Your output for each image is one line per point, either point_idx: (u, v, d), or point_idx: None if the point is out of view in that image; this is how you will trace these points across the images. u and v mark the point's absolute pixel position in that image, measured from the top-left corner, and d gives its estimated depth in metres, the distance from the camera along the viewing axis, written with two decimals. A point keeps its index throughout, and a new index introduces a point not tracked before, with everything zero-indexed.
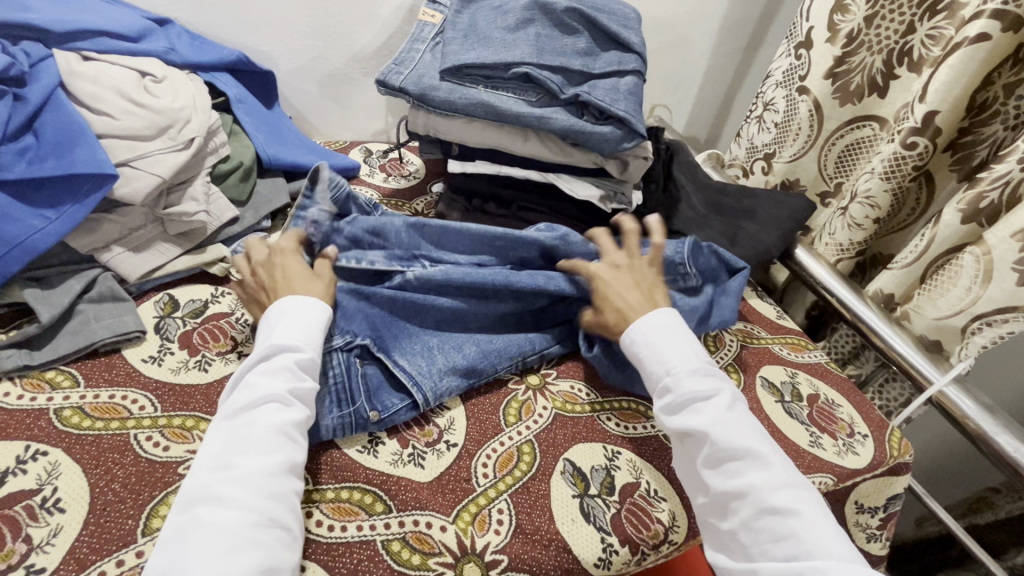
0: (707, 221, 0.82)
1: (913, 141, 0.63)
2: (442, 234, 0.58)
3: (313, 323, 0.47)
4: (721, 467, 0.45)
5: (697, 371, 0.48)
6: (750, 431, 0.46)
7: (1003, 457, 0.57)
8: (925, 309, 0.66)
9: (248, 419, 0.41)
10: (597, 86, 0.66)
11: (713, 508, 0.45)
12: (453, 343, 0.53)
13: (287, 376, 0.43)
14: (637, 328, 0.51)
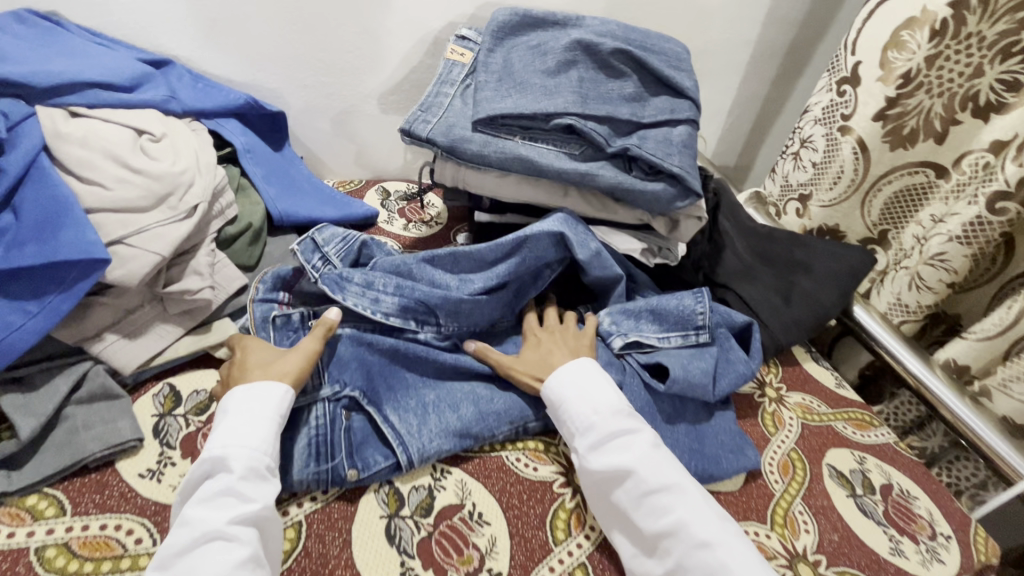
0: (755, 273, 0.75)
1: (1001, 206, 0.57)
2: (453, 260, 0.57)
3: (258, 415, 0.43)
4: (647, 506, 0.44)
5: (614, 413, 0.48)
6: (667, 469, 0.46)
7: None
8: (1014, 389, 0.59)
9: (187, 566, 0.36)
10: (649, 137, 0.59)
11: (651, 554, 0.43)
12: (449, 404, 0.50)
13: (227, 497, 0.39)
14: (557, 377, 0.51)
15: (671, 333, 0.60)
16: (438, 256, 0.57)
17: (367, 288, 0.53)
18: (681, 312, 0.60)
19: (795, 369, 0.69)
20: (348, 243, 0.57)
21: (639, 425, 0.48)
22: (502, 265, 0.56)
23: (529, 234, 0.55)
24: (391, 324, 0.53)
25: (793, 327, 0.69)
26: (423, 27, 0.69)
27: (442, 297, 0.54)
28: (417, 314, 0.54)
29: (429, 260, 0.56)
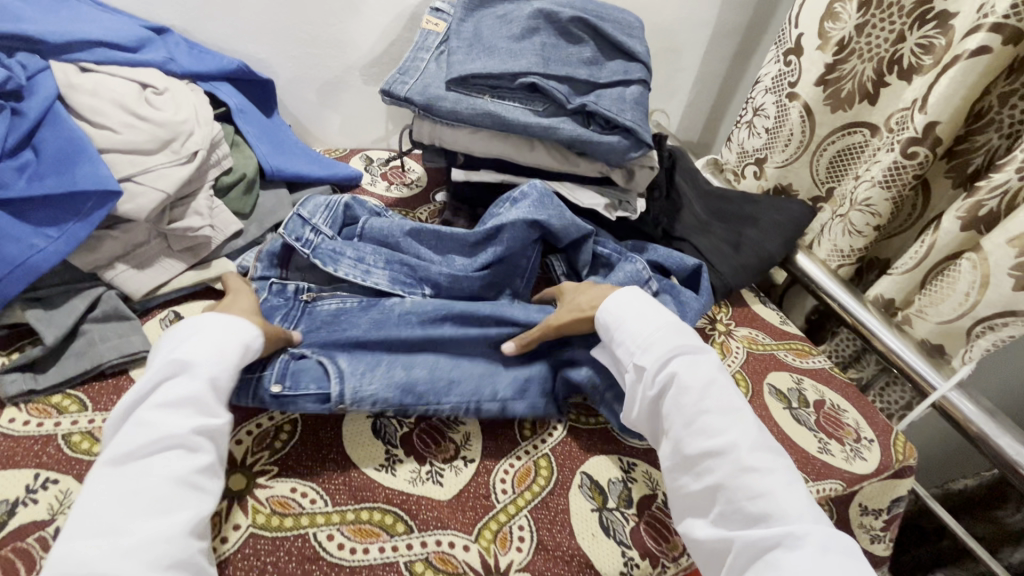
0: (709, 227, 0.82)
1: (913, 150, 0.64)
2: (436, 239, 0.64)
3: (228, 339, 0.45)
4: (699, 424, 0.46)
5: (672, 339, 0.51)
6: (723, 398, 0.47)
7: (1005, 459, 0.59)
8: (929, 313, 0.65)
9: (142, 467, 0.38)
10: (605, 95, 0.66)
11: (688, 469, 0.45)
12: (405, 362, 0.51)
13: (189, 410, 0.41)
14: (616, 301, 0.53)
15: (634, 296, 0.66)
16: (422, 233, 0.64)
17: (357, 260, 0.60)
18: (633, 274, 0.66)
19: (744, 310, 0.77)
20: (333, 210, 0.65)
21: (697, 352, 0.50)
22: (484, 254, 0.62)
23: (503, 225, 0.61)
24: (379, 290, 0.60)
25: (741, 270, 0.76)
26: (401, 2, 0.75)
27: (425, 269, 0.61)
28: (406, 284, 0.61)
29: (414, 235, 0.64)
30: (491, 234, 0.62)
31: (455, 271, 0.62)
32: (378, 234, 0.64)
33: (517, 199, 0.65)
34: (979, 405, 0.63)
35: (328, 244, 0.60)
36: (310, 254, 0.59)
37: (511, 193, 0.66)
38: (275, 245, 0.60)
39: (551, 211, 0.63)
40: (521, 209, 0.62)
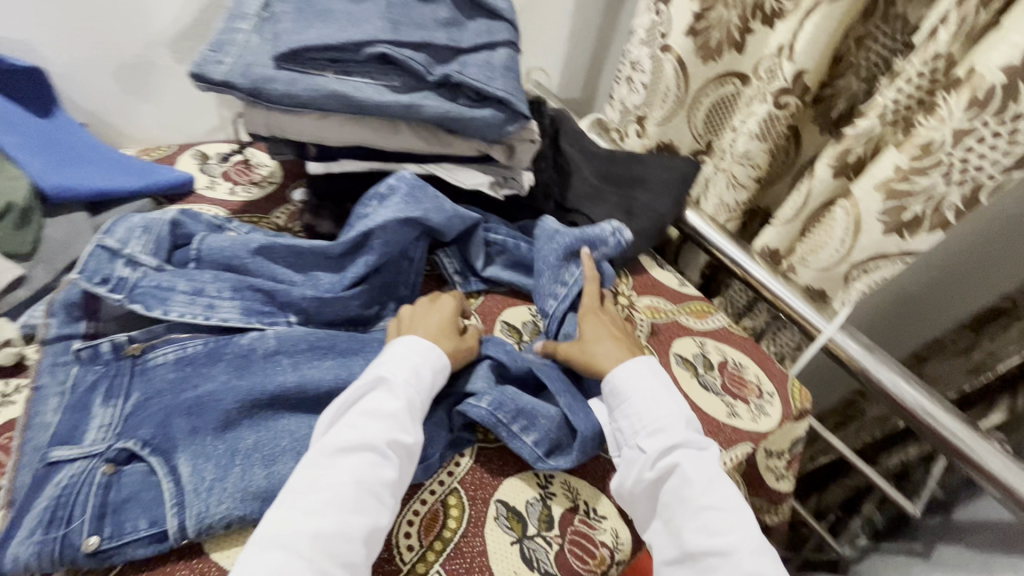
0: (600, 193, 0.78)
1: (784, 100, 0.63)
2: (294, 257, 0.53)
3: (418, 363, 0.46)
4: (701, 518, 0.43)
5: (677, 428, 0.47)
6: (729, 496, 0.44)
7: (885, 393, 0.64)
8: (809, 260, 0.67)
9: (342, 461, 0.41)
10: (470, 62, 0.58)
11: (683, 564, 0.43)
12: (265, 457, 0.42)
13: (387, 422, 0.42)
14: (626, 372, 0.50)
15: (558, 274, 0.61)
16: (276, 249, 0.53)
17: (193, 295, 0.49)
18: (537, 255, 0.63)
19: (644, 277, 0.75)
20: (154, 234, 0.52)
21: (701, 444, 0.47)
22: (356, 264, 0.53)
23: (371, 229, 0.53)
24: (230, 326, 0.49)
25: (636, 237, 0.74)
26: None
27: (284, 293, 0.50)
28: (263, 313, 0.51)
29: (265, 254, 0.53)
30: (361, 240, 0.53)
31: (320, 292, 0.52)
32: (220, 255, 0.52)
33: (382, 194, 0.56)
34: (860, 342, 0.67)
35: (152, 279, 0.49)
36: (124, 300, 0.47)
37: (376, 187, 0.56)
38: (72, 293, 0.47)
39: (429, 205, 0.56)
40: (394, 208, 0.54)
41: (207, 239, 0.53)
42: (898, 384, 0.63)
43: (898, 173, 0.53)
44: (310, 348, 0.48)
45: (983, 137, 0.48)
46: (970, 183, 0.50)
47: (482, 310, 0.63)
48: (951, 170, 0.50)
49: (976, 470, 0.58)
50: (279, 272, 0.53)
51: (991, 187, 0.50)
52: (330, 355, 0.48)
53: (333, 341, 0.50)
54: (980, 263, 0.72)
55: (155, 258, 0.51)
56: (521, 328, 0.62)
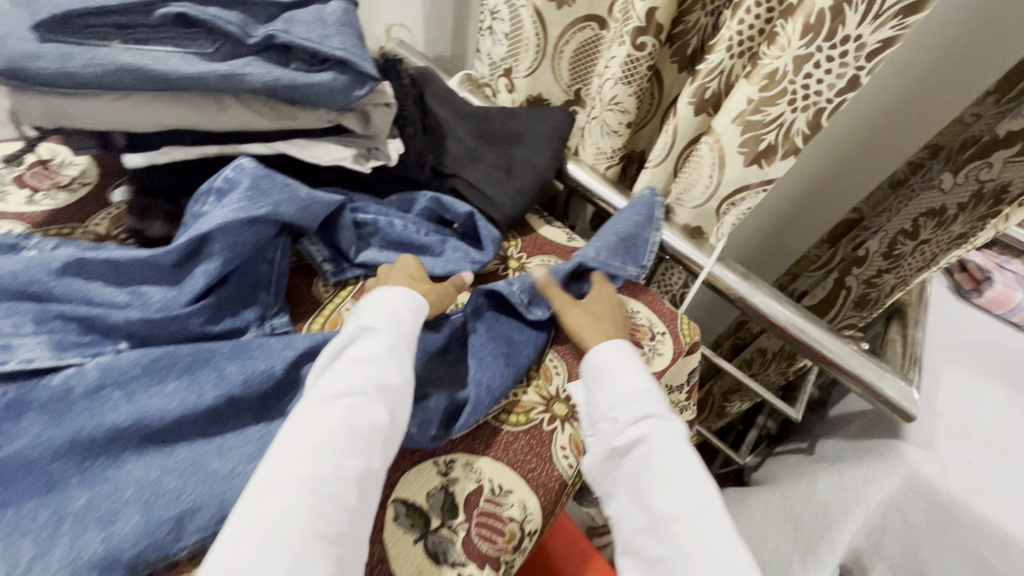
0: (478, 154, 0.74)
1: (641, 41, 0.62)
2: (115, 271, 0.45)
3: (398, 311, 0.48)
4: (663, 485, 0.45)
5: (649, 399, 0.50)
6: (689, 466, 0.46)
7: (762, 316, 0.68)
8: (685, 200, 0.68)
9: (333, 406, 0.41)
10: (296, 19, 0.51)
11: (649, 533, 0.44)
12: (101, 515, 0.35)
13: (372, 367, 0.44)
14: (601, 351, 0.52)
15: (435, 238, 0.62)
16: (88, 264, 0.44)
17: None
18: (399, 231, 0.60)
19: (533, 236, 0.73)
20: None
21: (668, 417, 0.49)
22: (197, 269, 0.46)
23: (208, 230, 0.45)
24: (39, 367, 0.40)
25: (518, 195, 0.70)
26: None
27: (105, 317, 0.42)
28: (83, 343, 0.42)
29: (75, 272, 0.44)
30: (197, 244, 0.45)
31: (153, 310, 0.43)
32: (9, 284, 0.42)
33: (221, 188, 0.47)
34: (736, 272, 0.70)
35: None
36: None
37: (209, 181, 0.48)
38: None
39: (279, 194, 0.48)
40: (231, 205, 0.46)
41: None
42: (773, 305, 0.67)
43: (750, 104, 0.54)
44: (148, 374, 0.41)
45: (817, 62, 0.49)
46: (812, 108, 0.52)
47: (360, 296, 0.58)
48: (794, 98, 0.52)
49: (848, 376, 0.64)
50: (97, 291, 0.44)
51: (830, 109, 0.52)
52: (175, 377, 0.42)
53: (176, 360, 0.42)
54: (820, 197, 0.83)
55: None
56: None
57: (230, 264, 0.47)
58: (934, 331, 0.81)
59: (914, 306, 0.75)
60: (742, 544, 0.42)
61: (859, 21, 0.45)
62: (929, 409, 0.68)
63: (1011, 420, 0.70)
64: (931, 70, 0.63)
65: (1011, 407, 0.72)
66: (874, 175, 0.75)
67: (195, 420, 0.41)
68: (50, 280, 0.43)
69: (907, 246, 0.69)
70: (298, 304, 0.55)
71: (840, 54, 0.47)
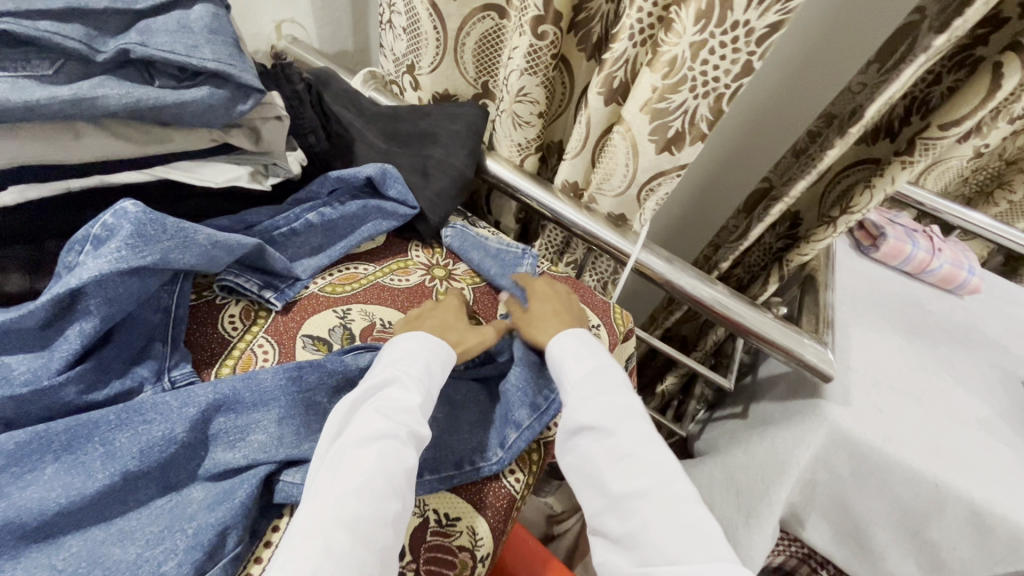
0: (391, 160, 0.70)
1: (542, 30, 0.60)
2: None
3: (423, 357, 0.49)
4: (619, 463, 0.45)
5: (603, 380, 0.51)
6: (646, 439, 0.47)
7: (685, 295, 0.70)
8: (605, 190, 0.68)
9: (364, 449, 0.41)
10: (155, 28, 0.44)
11: (609, 513, 0.45)
12: None
13: (407, 415, 0.44)
14: (553, 342, 0.54)
15: (351, 242, 0.61)
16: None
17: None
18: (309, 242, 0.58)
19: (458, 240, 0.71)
20: None
21: (625, 395, 0.50)
22: (71, 331, 0.40)
23: (82, 284, 0.39)
24: None
25: (438, 200, 0.66)
26: None
27: None
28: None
29: None
30: (66, 301, 0.39)
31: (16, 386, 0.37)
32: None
33: (99, 236, 0.41)
34: (660, 257, 0.71)
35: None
36: None
37: (84, 231, 0.41)
38: None
39: (169, 241, 0.43)
40: (111, 253, 0.40)
41: None
42: (697, 286, 0.69)
43: (653, 93, 0.53)
44: (41, 446, 0.36)
45: (711, 48, 0.48)
46: (712, 94, 0.52)
47: (274, 331, 0.53)
48: (695, 84, 0.51)
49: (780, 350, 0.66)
50: None
51: (729, 95, 0.52)
52: (54, 459, 0.36)
53: (53, 437, 0.37)
54: (737, 160, 0.88)
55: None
56: (328, 338, 0.54)
57: (111, 319, 0.41)
58: (841, 290, 0.88)
59: (822, 270, 0.79)
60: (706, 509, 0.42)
61: (745, 6, 0.45)
62: (842, 364, 0.73)
63: (912, 365, 0.76)
64: (824, 39, 0.69)
65: (909, 353, 0.79)
66: (782, 139, 0.82)
67: (85, 506, 0.36)
68: None
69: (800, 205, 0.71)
70: (204, 348, 0.49)
71: (731, 40, 0.47)
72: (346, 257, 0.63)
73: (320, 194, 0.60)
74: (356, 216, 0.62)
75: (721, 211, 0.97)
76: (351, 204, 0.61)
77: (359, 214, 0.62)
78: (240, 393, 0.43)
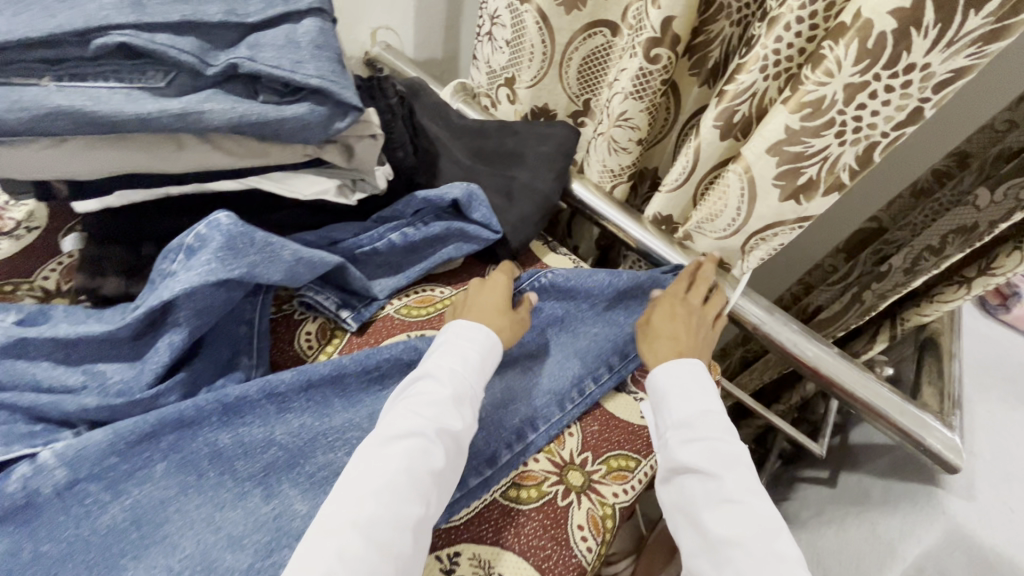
0: (475, 178, 0.67)
1: (655, 53, 0.55)
2: (65, 350, 0.39)
3: (463, 350, 0.47)
4: (722, 510, 0.42)
5: (712, 417, 0.47)
6: (752, 492, 0.43)
7: (785, 351, 0.63)
8: (706, 229, 0.62)
9: (392, 443, 0.40)
10: (263, 42, 0.43)
11: (703, 557, 0.42)
12: None
13: (435, 410, 0.42)
14: (663, 369, 0.51)
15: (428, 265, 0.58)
16: (31, 344, 0.38)
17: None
18: (385, 258, 0.57)
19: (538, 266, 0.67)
20: None
21: (729, 438, 0.46)
22: (161, 343, 0.40)
23: (169, 298, 0.39)
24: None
25: (521, 225, 0.63)
26: None
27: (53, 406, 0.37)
28: (37, 433, 0.37)
29: (17, 352, 0.38)
30: (159, 313, 0.39)
31: (112, 395, 0.38)
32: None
33: (191, 248, 0.41)
34: (760, 305, 0.64)
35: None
36: None
37: (179, 241, 0.41)
38: None
39: (256, 256, 0.42)
40: (200, 266, 0.40)
41: None
42: (801, 342, 0.62)
43: (789, 135, 0.48)
44: (126, 461, 0.37)
45: (873, 91, 0.43)
46: (863, 141, 0.46)
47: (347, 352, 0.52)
48: (843, 130, 0.46)
49: (880, 416, 0.58)
50: (43, 375, 0.38)
51: (886, 143, 0.46)
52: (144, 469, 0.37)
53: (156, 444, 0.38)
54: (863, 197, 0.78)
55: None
56: None
57: (198, 332, 0.41)
58: (966, 353, 0.77)
59: (945, 335, 0.69)
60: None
61: (928, 48, 0.39)
62: (966, 450, 0.64)
63: None
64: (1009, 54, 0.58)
65: None
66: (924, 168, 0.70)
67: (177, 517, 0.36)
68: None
69: (930, 262, 0.61)
70: (281, 366, 0.49)
71: (902, 85, 0.42)
72: (423, 278, 0.61)
73: (405, 215, 0.59)
74: (437, 239, 0.60)
75: (819, 247, 0.86)
76: (432, 230, 0.59)
77: (441, 237, 0.60)
78: (304, 408, 0.43)
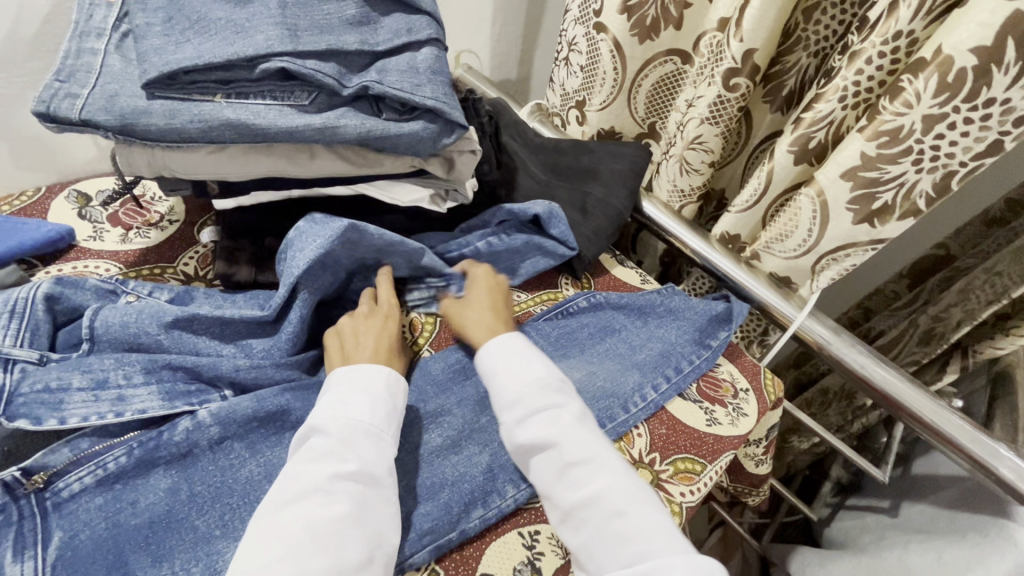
0: (551, 193, 0.71)
1: (733, 82, 0.58)
2: (220, 326, 0.47)
3: (354, 386, 0.44)
4: (569, 479, 0.43)
5: (548, 389, 0.47)
6: (594, 448, 0.45)
7: (849, 371, 0.64)
8: (775, 249, 0.64)
9: (285, 505, 0.37)
10: (389, 68, 0.50)
11: (565, 524, 0.43)
12: None
13: (330, 459, 0.39)
14: (485, 350, 0.51)
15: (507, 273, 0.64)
16: (195, 318, 0.46)
17: (96, 390, 0.41)
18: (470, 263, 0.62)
19: (607, 277, 0.71)
20: (36, 316, 0.43)
21: (565, 402, 0.47)
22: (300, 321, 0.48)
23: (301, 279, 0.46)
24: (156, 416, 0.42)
25: (593, 237, 0.67)
26: None
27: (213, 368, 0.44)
28: (192, 392, 0.44)
29: (184, 324, 0.46)
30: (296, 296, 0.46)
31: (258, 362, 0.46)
32: (120, 333, 0.44)
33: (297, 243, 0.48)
34: (827, 326, 0.65)
35: (36, 379, 0.40)
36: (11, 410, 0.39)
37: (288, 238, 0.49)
38: None
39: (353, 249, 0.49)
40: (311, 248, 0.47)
41: (102, 310, 0.44)
42: (866, 364, 0.63)
43: (865, 161, 0.50)
44: (263, 426, 0.44)
45: (953, 123, 0.45)
46: (941, 170, 0.48)
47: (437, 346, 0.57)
48: (920, 158, 0.48)
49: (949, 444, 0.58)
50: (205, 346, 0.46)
51: (963, 173, 0.48)
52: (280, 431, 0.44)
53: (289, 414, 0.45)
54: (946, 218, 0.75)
55: (34, 349, 0.42)
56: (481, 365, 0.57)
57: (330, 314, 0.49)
58: None
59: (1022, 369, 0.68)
60: (649, 511, 0.42)
61: (1009, 84, 0.41)
62: None
63: None
64: None
65: None
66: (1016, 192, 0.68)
67: None
68: (159, 335, 0.45)
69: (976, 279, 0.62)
70: None
71: (982, 117, 0.44)
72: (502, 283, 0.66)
73: (489, 225, 0.64)
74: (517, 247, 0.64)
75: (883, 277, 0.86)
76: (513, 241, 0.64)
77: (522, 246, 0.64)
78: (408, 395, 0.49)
